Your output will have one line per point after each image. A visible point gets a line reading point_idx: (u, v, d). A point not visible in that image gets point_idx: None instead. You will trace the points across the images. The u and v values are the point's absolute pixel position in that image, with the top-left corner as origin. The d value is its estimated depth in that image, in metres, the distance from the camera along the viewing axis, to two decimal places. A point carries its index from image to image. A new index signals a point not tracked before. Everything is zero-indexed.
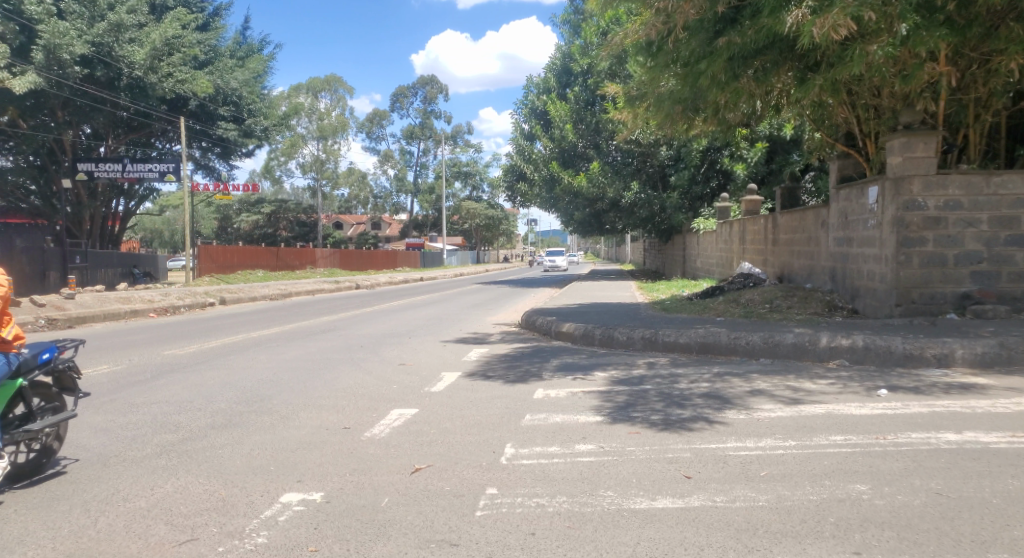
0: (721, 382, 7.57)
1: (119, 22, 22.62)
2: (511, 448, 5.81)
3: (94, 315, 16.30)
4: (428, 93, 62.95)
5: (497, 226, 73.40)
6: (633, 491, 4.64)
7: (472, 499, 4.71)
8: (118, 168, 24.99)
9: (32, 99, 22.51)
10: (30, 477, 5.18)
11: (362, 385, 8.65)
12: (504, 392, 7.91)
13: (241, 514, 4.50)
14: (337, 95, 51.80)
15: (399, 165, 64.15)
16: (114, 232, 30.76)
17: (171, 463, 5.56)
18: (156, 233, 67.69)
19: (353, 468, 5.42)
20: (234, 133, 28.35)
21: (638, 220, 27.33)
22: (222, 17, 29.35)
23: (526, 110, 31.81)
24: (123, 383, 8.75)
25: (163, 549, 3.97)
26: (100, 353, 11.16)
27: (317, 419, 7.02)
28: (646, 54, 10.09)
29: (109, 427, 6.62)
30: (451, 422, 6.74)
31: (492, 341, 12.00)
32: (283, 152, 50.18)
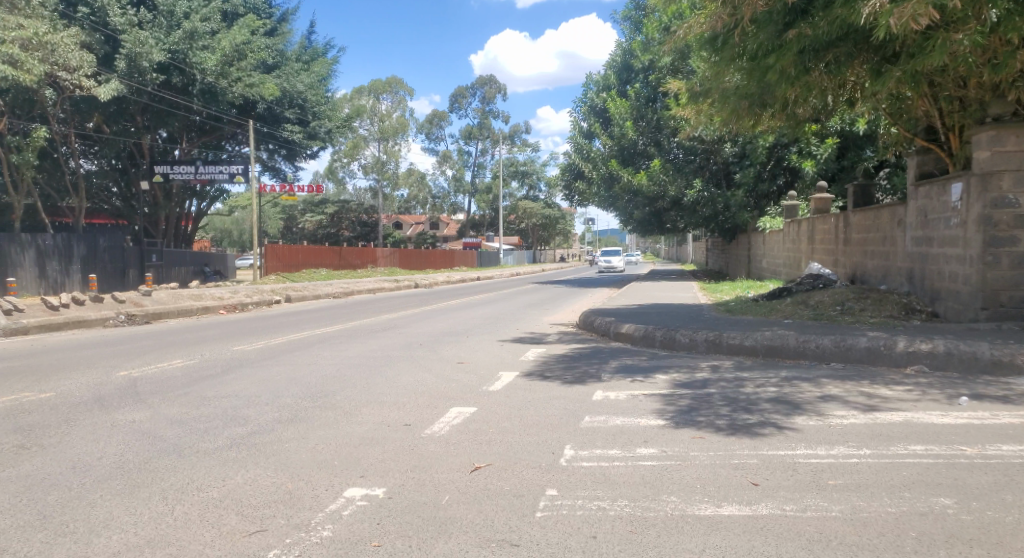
0: (788, 387, 7.31)
1: (193, 30, 23.59)
2: (570, 450, 5.76)
3: (169, 311, 17.06)
4: (486, 93, 63.32)
5: (553, 225, 73.24)
6: (696, 497, 4.53)
7: (532, 499, 4.69)
8: (191, 170, 26.08)
9: (115, 105, 23.83)
10: (113, 464, 5.45)
11: (422, 383, 8.75)
12: (562, 393, 7.86)
13: (308, 507, 4.60)
14: (398, 96, 52.52)
15: (457, 165, 64.75)
16: (187, 232, 32.09)
17: (241, 455, 5.75)
18: (226, 233, 70.48)
19: (414, 465, 5.48)
20: (299, 135, 29.14)
21: (701, 218, 26.78)
22: (289, 22, 30.28)
23: (585, 108, 31.60)
24: (195, 376, 9.11)
25: (234, 538, 4.10)
26: (175, 347, 11.65)
27: (379, 415, 7.15)
28: (711, 48, 9.85)
29: (183, 419, 6.90)
30: (510, 422, 6.73)
31: (550, 341, 11.95)
32: (346, 154, 51.37)
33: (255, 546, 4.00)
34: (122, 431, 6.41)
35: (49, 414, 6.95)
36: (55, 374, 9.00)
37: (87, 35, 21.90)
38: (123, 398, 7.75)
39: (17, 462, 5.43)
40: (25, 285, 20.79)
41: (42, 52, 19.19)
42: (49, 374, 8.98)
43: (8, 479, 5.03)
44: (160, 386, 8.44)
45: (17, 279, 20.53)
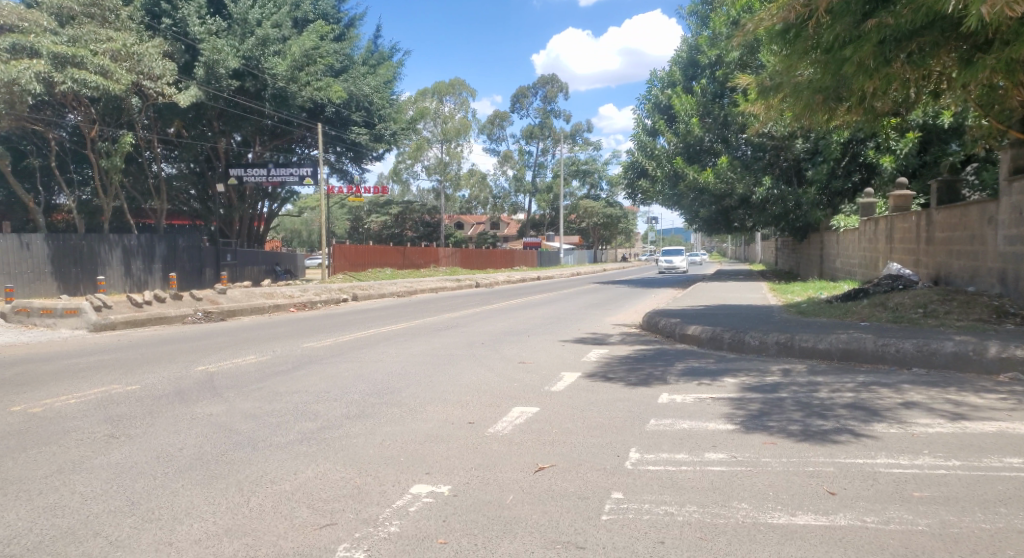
0: (866, 393, 6.99)
1: (265, 37, 24.46)
2: (635, 453, 5.67)
3: (243, 309, 17.71)
4: (548, 92, 63.24)
5: (615, 224, 72.46)
6: (769, 505, 4.38)
7: (597, 502, 4.64)
8: (263, 172, 27.04)
9: (193, 112, 24.89)
10: (192, 455, 5.70)
11: (486, 382, 8.80)
12: (627, 395, 7.74)
13: (375, 502, 4.69)
14: (461, 98, 53.00)
15: (518, 165, 64.88)
16: (259, 233, 33.25)
17: (312, 449, 5.91)
18: (296, 233, 72.99)
19: (478, 464, 5.50)
20: (366, 137, 29.77)
21: (770, 217, 25.98)
22: (356, 27, 31.00)
23: (649, 105, 31.14)
24: (267, 372, 9.44)
25: (306, 531, 4.21)
26: (248, 344, 12.07)
27: (443, 413, 7.23)
28: (782, 41, 9.52)
29: (256, 413, 7.14)
30: (573, 423, 6.69)
31: (613, 342, 11.81)
32: (410, 155, 52.21)
33: (326, 539, 4.10)
34: (200, 424, 6.69)
35: (135, 406, 7.33)
36: (141, 368, 9.49)
37: (170, 45, 23.05)
38: (201, 392, 8.09)
39: (107, 451, 5.74)
40: (113, 283, 22.04)
41: (129, 62, 20.47)
42: (135, 368, 9.48)
43: (100, 467, 5.32)
44: (235, 381, 8.76)
45: (106, 277, 21.78)
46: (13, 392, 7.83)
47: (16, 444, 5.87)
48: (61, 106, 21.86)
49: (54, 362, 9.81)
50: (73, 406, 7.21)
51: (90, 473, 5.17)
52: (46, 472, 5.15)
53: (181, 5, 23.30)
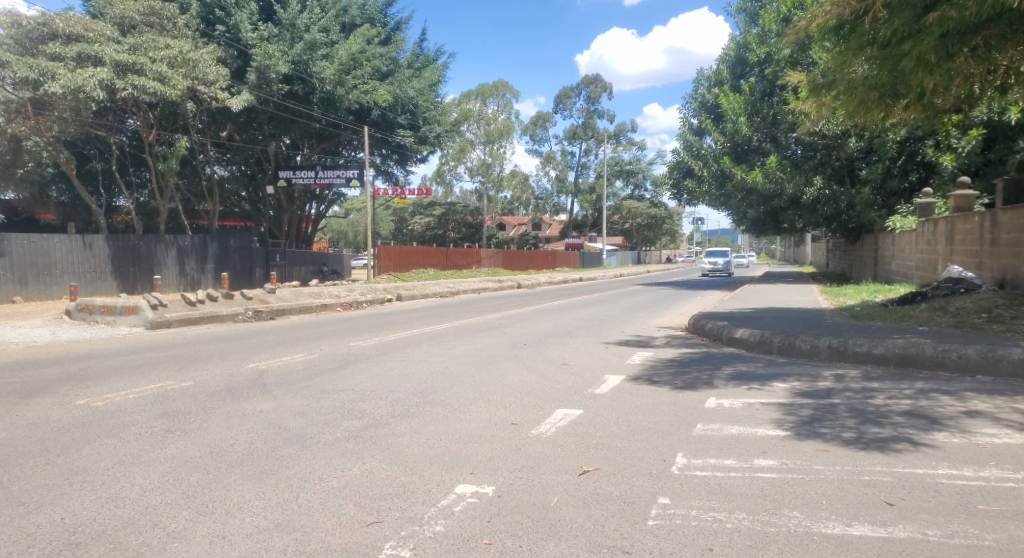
0: (925, 400, 6.74)
1: (313, 42, 24.92)
2: (682, 458, 5.58)
3: (291, 308, 18.11)
4: (592, 92, 62.88)
5: (659, 225, 71.57)
6: (823, 514, 4.25)
7: (643, 506, 4.58)
8: (311, 174, 27.59)
9: (245, 116, 25.56)
10: (244, 450, 5.84)
11: (529, 383, 8.78)
12: (672, 399, 7.63)
13: (421, 501, 4.72)
14: (504, 99, 53.05)
15: (561, 166, 64.66)
16: (307, 233, 33.93)
17: (358, 447, 5.99)
18: (341, 234, 74.22)
19: (522, 465, 5.49)
20: (410, 139, 30.09)
21: (821, 217, 25.30)
22: (402, 30, 31.35)
23: (696, 104, 30.68)
24: (314, 370, 9.61)
25: (354, 528, 4.27)
26: (295, 343, 12.31)
27: (486, 413, 7.24)
28: (836, 37, 9.26)
29: (306, 410, 7.28)
30: (617, 426, 6.62)
31: (657, 345, 11.66)
32: (453, 157, 52.56)
33: (373, 537, 4.14)
34: (251, 420, 6.86)
35: (189, 402, 7.55)
36: (195, 365, 9.77)
37: (223, 51, 23.74)
38: (252, 389, 8.30)
39: (164, 445, 5.92)
40: (168, 282, 22.78)
41: (185, 68, 21.19)
42: (189, 365, 9.77)
43: (157, 460, 5.49)
44: (284, 379, 8.95)
45: (161, 277, 22.54)
46: (76, 387, 8.15)
47: (79, 436, 6.10)
48: (121, 111, 22.72)
49: (115, 358, 10.20)
50: (133, 401, 7.46)
51: (147, 466, 5.34)
52: (107, 464, 5.34)
53: (234, 11, 23.93)
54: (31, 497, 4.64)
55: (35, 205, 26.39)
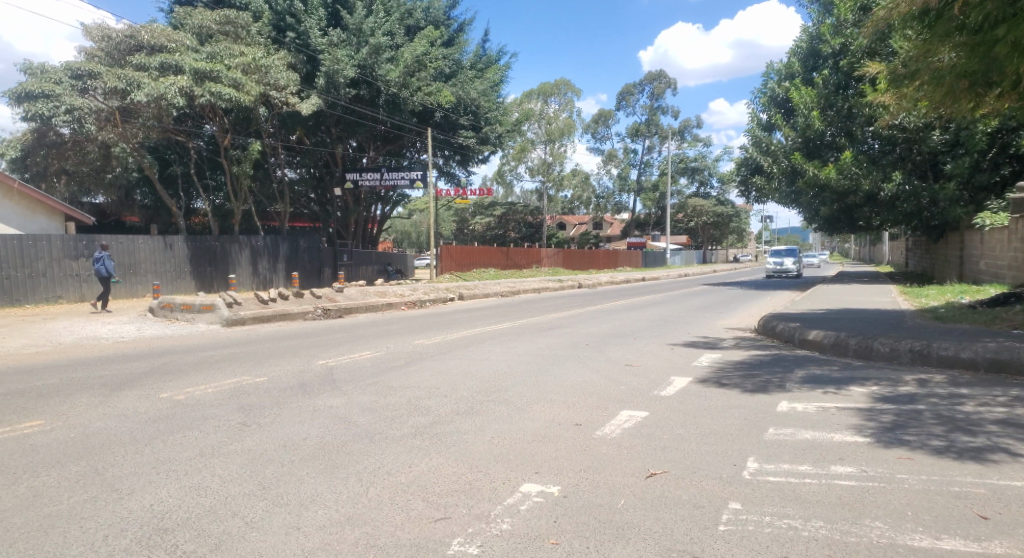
0: (1021, 408, 6.32)
1: (378, 45, 25.38)
2: (754, 463, 5.41)
3: (358, 307, 18.56)
4: (656, 88, 61.87)
5: (725, 223, 69.77)
6: (909, 525, 4.05)
7: (714, 511, 4.47)
8: (377, 176, 28.16)
9: (314, 120, 26.30)
10: (315, 444, 6.01)
11: (594, 384, 8.70)
12: (742, 402, 7.42)
13: (487, 499, 4.74)
14: (566, 98, 52.71)
15: (623, 164, 63.87)
16: (372, 234, 34.67)
17: (424, 443, 6.06)
18: (404, 235, 75.57)
19: (588, 466, 5.44)
20: (473, 140, 30.36)
21: (900, 214, 24.16)
22: (465, 32, 31.63)
23: (765, 99, 29.79)
24: (381, 367, 9.82)
25: (422, 523, 4.32)
26: (362, 340, 12.59)
27: (550, 413, 7.22)
28: (920, 24, 8.84)
29: (374, 406, 7.44)
30: (685, 429, 6.48)
31: (726, 347, 11.36)
32: (514, 157, 52.70)
33: (441, 533, 4.19)
34: (321, 415, 7.06)
35: (264, 396, 7.82)
36: (268, 361, 10.12)
37: (293, 56, 24.47)
38: (322, 385, 8.54)
39: (240, 437, 6.14)
40: (242, 281, 23.72)
41: (258, 75, 21.93)
42: (263, 361, 10.14)
43: (235, 451, 5.72)
44: (352, 375, 9.18)
45: (236, 276, 23.46)
46: (160, 380, 8.56)
47: (163, 427, 6.40)
48: (200, 117, 23.74)
49: (194, 354, 10.66)
50: (211, 395, 7.79)
51: (226, 458, 5.55)
52: (189, 454, 5.59)
53: (304, 18, 24.58)
54: (123, 483, 4.90)
55: (121, 208, 27.91)
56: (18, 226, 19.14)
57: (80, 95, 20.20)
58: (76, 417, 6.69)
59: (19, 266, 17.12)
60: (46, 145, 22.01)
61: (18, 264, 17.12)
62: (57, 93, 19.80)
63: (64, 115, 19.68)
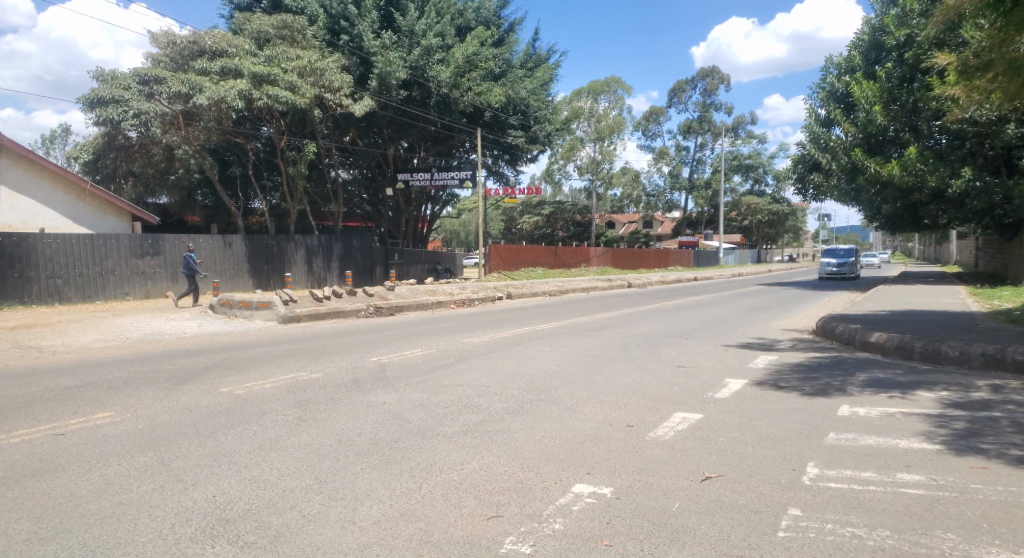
0: None
1: (429, 46, 25.68)
2: (813, 468, 5.25)
3: (409, 305, 18.80)
4: (708, 85, 60.72)
5: (780, 222, 67.87)
6: (983, 538, 3.86)
7: (772, 516, 4.35)
8: (427, 176, 28.50)
9: (367, 121, 26.76)
10: (370, 440, 6.10)
11: (645, 385, 8.58)
12: (800, 406, 7.20)
13: (539, 499, 4.72)
14: (616, 95, 52.06)
15: (674, 162, 62.89)
16: (422, 233, 35.05)
17: (476, 441, 6.09)
18: (454, 233, 76.30)
19: (640, 468, 5.37)
20: (522, 139, 30.45)
21: (971, 212, 23.15)
22: (515, 31, 31.65)
23: (823, 94, 28.91)
24: (432, 364, 9.90)
25: (474, 521, 4.33)
26: (413, 338, 12.71)
27: (601, 414, 7.16)
28: (993, 13, 8.40)
29: (425, 403, 7.51)
30: (741, 433, 6.32)
31: (783, 348, 11.06)
32: (563, 156, 52.51)
33: (493, 531, 4.19)
34: (374, 411, 7.15)
35: (320, 392, 8.00)
36: (323, 357, 10.34)
37: (347, 59, 24.91)
38: (375, 382, 8.65)
39: (297, 432, 6.28)
40: (298, 279, 24.36)
41: (313, 77, 22.43)
42: (318, 357, 10.36)
43: (293, 446, 5.85)
44: (404, 372, 9.29)
45: (292, 275, 24.10)
46: (221, 375, 8.84)
47: (224, 421, 6.60)
48: (258, 119, 24.38)
49: (253, 350, 10.95)
50: (269, 390, 8.00)
51: (284, 451, 5.69)
52: (249, 448, 5.74)
53: (357, 21, 24.93)
54: (187, 474, 5.06)
55: (184, 208, 28.93)
56: (89, 225, 20.06)
57: (147, 100, 21.08)
58: (143, 409, 6.96)
59: (90, 264, 17.90)
60: (115, 148, 23.20)
61: (89, 263, 17.90)
62: (125, 98, 20.83)
63: (132, 119, 20.77)
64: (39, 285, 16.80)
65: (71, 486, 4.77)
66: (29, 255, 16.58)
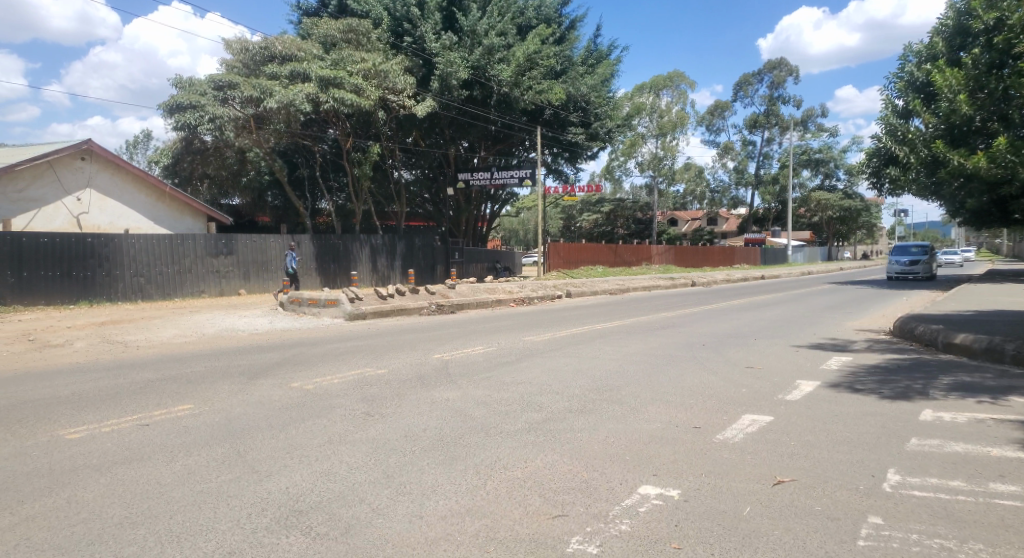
0: None
1: (491, 46, 25.78)
2: (895, 475, 4.99)
3: (469, 303, 18.96)
4: (776, 77, 58.90)
5: (853, 219, 65.14)
6: None
7: (851, 524, 4.16)
8: (487, 176, 28.71)
9: (429, 122, 27.09)
10: (433, 435, 6.17)
11: (711, 385, 8.38)
12: (879, 410, 6.88)
13: (604, 499, 4.65)
14: (679, 90, 51.09)
15: (740, 157, 61.28)
16: (482, 232, 35.23)
17: (539, 440, 6.07)
18: (513, 232, 76.58)
19: (709, 470, 5.23)
20: (582, 136, 30.40)
21: None
22: (578, 27, 31.41)
23: (902, 84, 27.70)
24: (493, 362, 9.94)
25: (539, 520, 4.30)
26: (475, 336, 12.77)
27: (667, 414, 7.02)
28: None
29: (487, 401, 7.53)
30: (814, 436, 6.08)
31: (857, 349, 10.61)
32: (624, 152, 51.92)
33: (559, 530, 4.16)
34: (439, 407, 7.23)
35: (385, 387, 8.14)
36: (387, 354, 10.54)
37: (409, 61, 25.24)
38: (438, 378, 8.75)
39: (363, 427, 6.39)
40: (363, 277, 24.92)
41: (378, 80, 22.89)
42: (382, 353, 10.57)
43: (361, 440, 5.98)
44: (466, 369, 9.37)
45: (358, 273, 24.70)
46: (292, 370, 9.12)
47: (295, 415, 6.80)
48: (325, 122, 24.99)
49: (321, 346, 11.27)
50: (337, 385, 8.19)
51: (352, 446, 5.82)
52: (319, 441, 5.90)
53: (421, 23, 25.27)
54: (262, 466, 5.23)
55: (255, 209, 29.99)
56: (169, 226, 21.08)
57: (222, 105, 22.11)
58: (219, 403, 7.24)
59: (169, 263, 18.78)
60: (191, 151, 24.40)
61: (169, 261, 18.77)
62: (202, 103, 21.85)
63: (208, 124, 21.79)
64: (124, 283, 17.69)
65: (157, 474, 5.00)
66: (115, 254, 17.45)
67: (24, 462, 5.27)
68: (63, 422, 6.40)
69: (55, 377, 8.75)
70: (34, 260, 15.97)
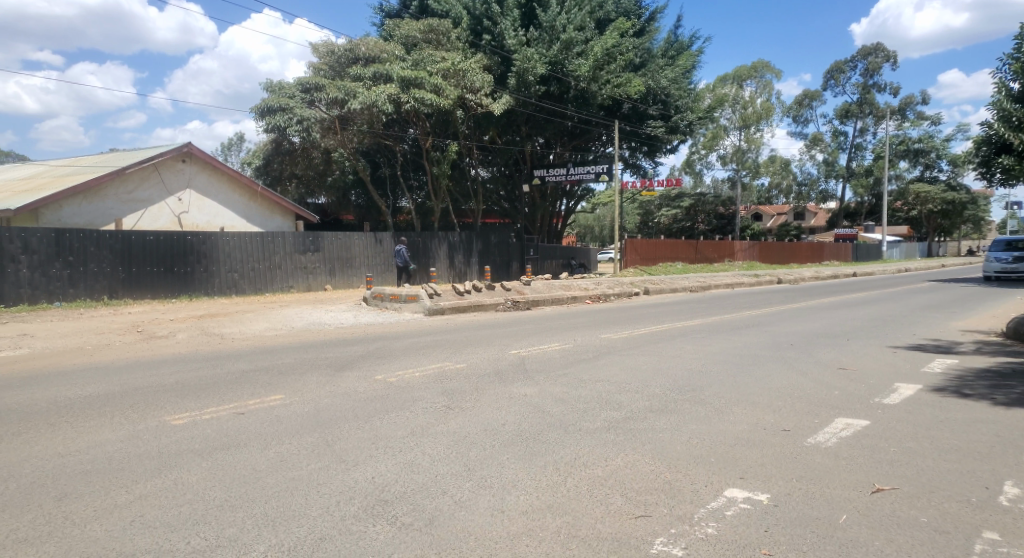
0: None
1: (569, 41, 25.56)
2: (1012, 488, 4.61)
3: (545, 299, 18.93)
4: (870, 63, 55.77)
5: (957, 212, 60.88)
6: None
7: (963, 539, 3.86)
8: (564, 172, 28.48)
9: (506, 119, 27.14)
10: (513, 431, 6.17)
11: (801, 387, 8.01)
12: (991, 417, 6.38)
13: (689, 501, 4.52)
14: (764, 80, 49.22)
15: (830, 148, 58.46)
16: (558, 229, 35.14)
17: (619, 438, 5.97)
18: (590, 228, 75.98)
19: (801, 475, 4.98)
20: (661, 130, 29.84)
21: None
22: (658, 19, 30.77)
23: (1017, 65, 25.54)
24: (571, 359, 9.89)
25: (622, 519, 4.22)
26: (553, 332, 12.71)
27: (754, 416, 6.75)
28: None
29: (565, 398, 7.47)
30: (917, 443, 5.70)
31: (964, 352, 9.90)
32: (705, 145, 50.48)
33: (642, 530, 4.06)
34: (517, 402, 7.24)
35: (465, 382, 8.22)
36: (466, 348, 10.66)
37: (487, 59, 25.47)
38: (516, 374, 8.77)
39: (444, 420, 6.46)
40: (441, 274, 25.32)
41: (456, 79, 23.21)
42: (462, 349, 10.67)
43: (442, 433, 6.04)
44: (543, 366, 9.35)
45: (436, 270, 25.13)
46: (374, 363, 9.37)
47: (378, 407, 6.96)
48: (406, 122, 25.53)
49: (403, 340, 11.50)
50: (418, 378, 8.34)
51: (434, 438, 5.89)
52: (402, 433, 6.00)
53: (499, 20, 25.36)
54: (349, 455, 5.38)
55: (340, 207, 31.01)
56: (260, 224, 22.10)
57: (308, 107, 22.91)
58: (308, 394, 7.50)
59: (260, 259, 19.65)
60: (280, 153, 25.61)
61: (260, 258, 19.64)
62: (290, 107, 22.59)
63: (296, 126, 22.55)
64: (220, 279, 18.66)
65: (252, 461, 5.22)
66: (212, 251, 18.42)
67: (136, 444, 5.62)
68: (168, 409, 6.80)
69: (159, 365, 9.34)
70: (141, 257, 17.09)
